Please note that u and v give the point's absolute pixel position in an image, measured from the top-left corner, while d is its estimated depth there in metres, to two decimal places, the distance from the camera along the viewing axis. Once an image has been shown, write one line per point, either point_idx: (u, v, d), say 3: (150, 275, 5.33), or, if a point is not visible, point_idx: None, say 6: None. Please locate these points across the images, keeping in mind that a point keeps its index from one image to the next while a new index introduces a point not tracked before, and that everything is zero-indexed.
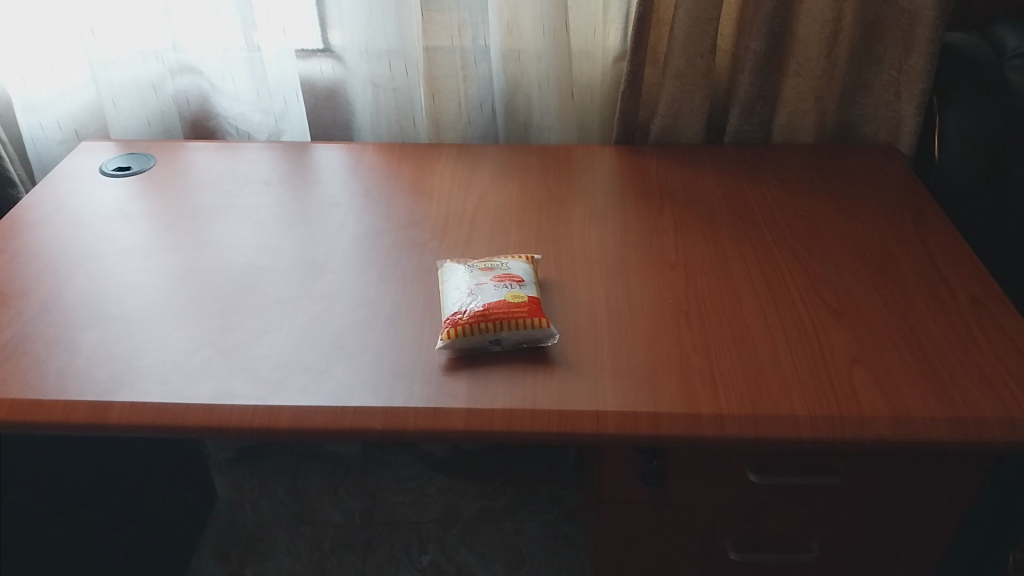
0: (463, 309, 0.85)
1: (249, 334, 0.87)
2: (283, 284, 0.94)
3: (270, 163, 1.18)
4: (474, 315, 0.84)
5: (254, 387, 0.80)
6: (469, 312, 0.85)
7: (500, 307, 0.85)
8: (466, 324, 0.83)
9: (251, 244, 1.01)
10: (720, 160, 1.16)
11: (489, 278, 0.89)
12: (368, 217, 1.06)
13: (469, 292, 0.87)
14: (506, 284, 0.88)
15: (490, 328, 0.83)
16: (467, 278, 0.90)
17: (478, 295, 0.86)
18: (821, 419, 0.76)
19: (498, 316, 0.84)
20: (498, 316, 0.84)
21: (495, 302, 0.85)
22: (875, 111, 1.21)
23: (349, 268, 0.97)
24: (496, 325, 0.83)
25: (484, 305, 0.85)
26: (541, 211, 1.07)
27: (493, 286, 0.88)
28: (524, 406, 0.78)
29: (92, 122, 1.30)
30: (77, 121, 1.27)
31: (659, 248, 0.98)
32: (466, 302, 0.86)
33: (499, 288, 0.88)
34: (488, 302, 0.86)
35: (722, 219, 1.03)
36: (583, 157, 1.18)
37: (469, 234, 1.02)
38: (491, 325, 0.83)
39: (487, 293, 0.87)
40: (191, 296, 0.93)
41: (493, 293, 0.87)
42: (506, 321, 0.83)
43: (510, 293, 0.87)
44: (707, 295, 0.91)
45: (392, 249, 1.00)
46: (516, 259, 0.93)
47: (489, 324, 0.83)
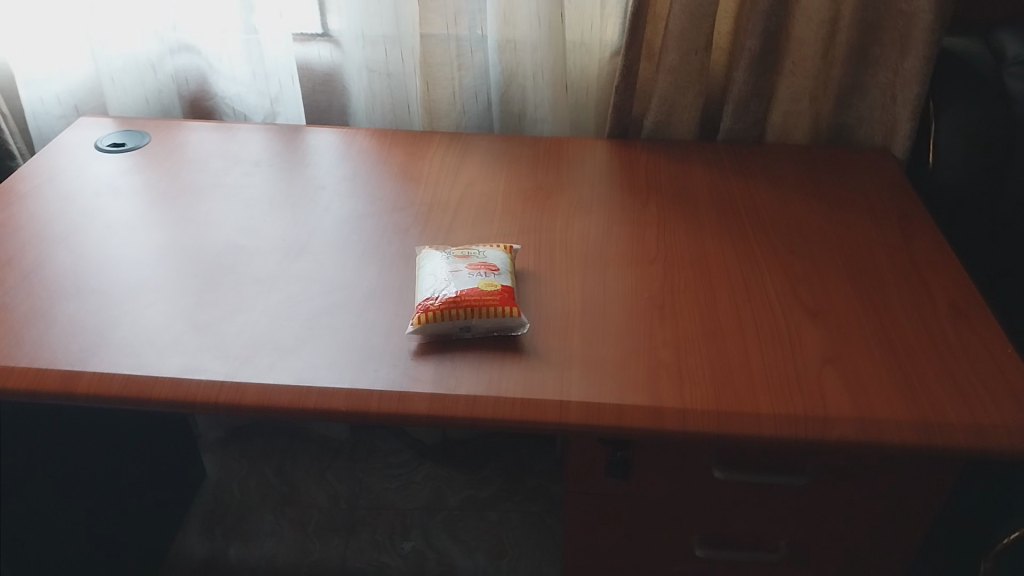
0: (436, 295, 0.85)
1: (223, 311, 0.88)
2: (263, 264, 0.95)
3: (263, 144, 1.19)
4: (446, 301, 0.84)
5: (223, 364, 0.81)
6: (441, 298, 0.84)
7: (473, 293, 0.85)
8: (437, 310, 0.83)
9: (235, 222, 1.02)
10: (711, 157, 1.16)
11: (465, 265, 0.89)
12: (353, 201, 1.06)
13: (444, 278, 0.87)
14: (481, 272, 0.88)
15: (461, 315, 0.83)
16: (443, 264, 0.89)
17: (452, 281, 0.86)
18: (786, 418, 0.76)
19: (469, 303, 0.84)
20: (470, 303, 0.84)
21: (468, 289, 0.85)
22: (870, 114, 1.19)
23: (329, 250, 0.97)
24: (466, 312, 0.83)
25: (457, 291, 0.85)
26: (526, 201, 1.07)
27: (468, 272, 0.88)
28: (488, 394, 0.78)
29: (92, 99, 1.31)
30: (77, 96, 1.28)
31: (640, 241, 0.98)
32: (440, 288, 0.86)
33: (473, 275, 0.87)
34: (461, 289, 0.85)
35: (707, 215, 1.03)
36: (574, 150, 1.18)
37: (451, 222, 1.03)
38: (462, 312, 0.83)
39: (462, 279, 0.87)
40: (171, 271, 0.94)
41: (466, 279, 0.87)
42: (477, 308, 0.83)
43: (484, 280, 0.87)
44: (683, 290, 0.90)
45: (374, 233, 1.00)
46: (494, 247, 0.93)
47: (461, 311, 0.83)
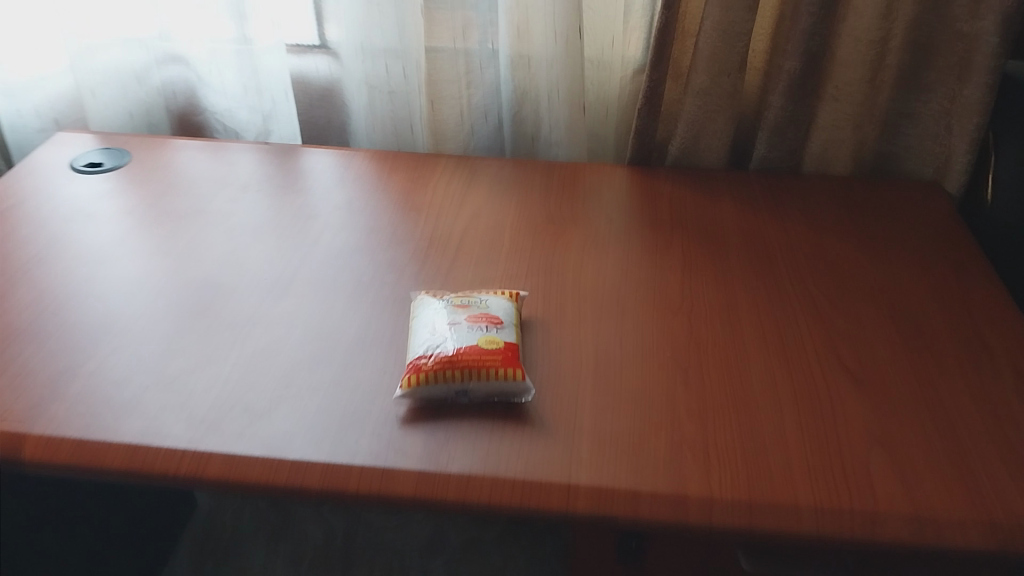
0: (429, 353, 0.75)
1: (191, 362, 0.78)
2: (242, 304, 0.85)
3: (254, 165, 1.09)
4: (440, 360, 0.74)
5: (184, 428, 0.72)
6: (435, 356, 0.74)
7: (473, 352, 0.74)
8: (429, 371, 0.73)
9: (215, 255, 0.93)
10: (741, 190, 1.05)
11: (465, 316, 0.79)
12: (346, 233, 0.97)
13: (438, 332, 0.77)
14: (482, 326, 0.77)
15: (455, 377, 0.73)
16: (440, 316, 0.79)
17: (448, 337, 0.76)
18: (829, 513, 0.65)
19: (467, 364, 0.73)
20: (466, 364, 0.73)
21: (466, 347, 0.75)
22: (920, 145, 1.08)
23: (317, 290, 0.87)
24: (463, 373, 0.73)
25: (453, 349, 0.75)
26: (536, 234, 0.96)
27: (466, 326, 0.77)
28: (484, 473, 0.68)
29: (72, 109, 1.21)
30: (58, 109, 1.20)
31: (662, 285, 0.88)
32: (433, 344, 0.76)
33: (472, 329, 0.77)
34: (458, 346, 0.75)
35: (738, 254, 0.92)
36: (592, 177, 1.08)
37: (452, 260, 0.92)
38: (457, 373, 0.73)
39: (459, 334, 0.76)
40: (140, 311, 0.84)
41: (464, 334, 0.76)
42: (475, 371, 0.73)
43: (484, 336, 0.76)
44: (710, 346, 0.80)
45: (366, 272, 0.90)
46: (498, 295, 0.83)
47: (455, 373, 0.73)
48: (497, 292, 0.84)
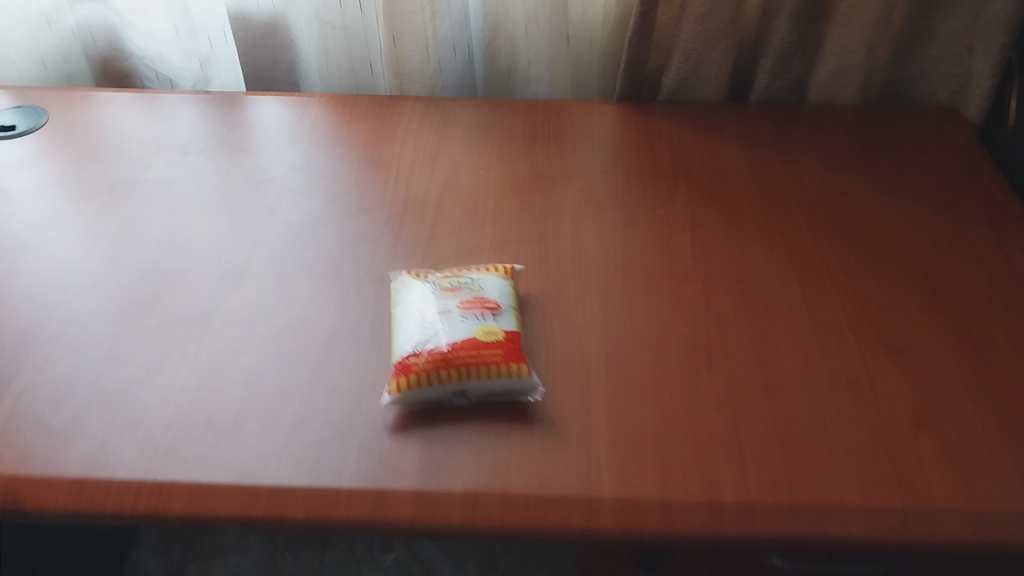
0: (418, 349, 0.65)
1: (140, 372, 0.67)
2: (193, 294, 0.74)
3: (194, 121, 0.96)
4: (432, 358, 0.64)
5: (139, 455, 0.61)
6: (426, 353, 0.65)
7: (469, 347, 0.65)
8: (421, 371, 0.64)
9: (157, 234, 0.80)
10: (745, 128, 0.95)
11: (456, 302, 0.69)
12: (306, 201, 0.85)
13: (427, 323, 0.67)
14: (477, 313, 0.68)
15: (452, 378, 0.63)
16: (427, 302, 0.69)
17: (439, 328, 0.66)
18: (883, 511, 0.58)
19: (464, 362, 0.64)
20: (464, 361, 0.64)
21: (460, 340, 0.65)
22: (935, 67, 0.98)
23: (279, 272, 0.76)
24: (460, 372, 0.64)
25: (446, 343, 0.65)
26: (523, 194, 0.86)
27: (459, 314, 0.68)
28: (492, 488, 0.59)
29: None
30: None
31: (671, 249, 0.79)
32: (424, 339, 0.66)
33: (466, 317, 0.67)
34: (452, 340, 0.65)
35: (750, 209, 0.83)
36: (577, 118, 0.97)
37: (432, 226, 0.82)
38: (454, 374, 0.63)
39: (451, 325, 0.67)
40: (74, 309, 0.72)
41: (457, 326, 0.67)
42: (474, 369, 0.64)
43: (480, 326, 0.67)
44: (732, 321, 0.71)
45: (334, 246, 0.79)
46: (490, 271, 0.73)
47: (452, 373, 0.64)
48: (488, 267, 0.74)
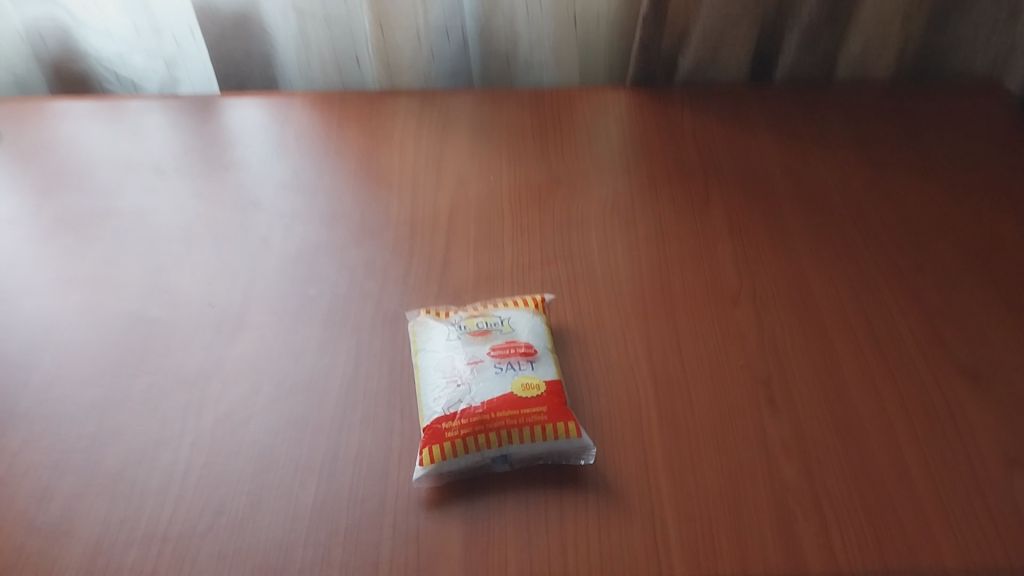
0: (451, 410, 0.58)
1: (135, 449, 0.60)
2: (186, 349, 0.66)
3: (167, 138, 0.87)
4: (468, 421, 0.57)
5: (144, 555, 0.54)
6: (459, 415, 0.58)
7: (508, 406, 0.58)
8: (457, 438, 0.57)
9: (138, 276, 0.72)
10: (776, 117, 0.88)
11: (486, 350, 0.61)
12: (302, 225, 0.77)
13: (458, 378, 0.60)
14: (510, 364, 0.61)
15: (492, 443, 0.57)
16: (454, 351, 0.62)
17: (471, 383, 0.59)
18: (984, 571, 0.52)
19: (504, 425, 0.57)
20: (503, 422, 0.57)
21: (497, 397, 0.58)
22: (974, 35, 0.91)
23: (281, 316, 0.68)
24: (500, 437, 0.57)
25: (482, 402, 0.58)
26: (540, 205, 0.79)
27: (492, 365, 0.60)
28: (549, 570, 0.53)
29: None
30: None
31: (713, 267, 0.73)
32: (455, 397, 0.59)
33: (500, 368, 0.60)
34: (487, 398, 0.58)
35: (794, 217, 0.77)
36: (587, 114, 0.90)
37: (445, 249, 0.75)
38: (494, 439, 0.57)
39: (485, 379, 0.59)
40: (52, 373, 0.64)
41: (493, 380, 0.59)
42: (516, 431, 0.57)
43: (517, 377, 0.60)
44: (790, 350, 0.66)
45: (339, 280, 0.71)
46: (518, 307, 0.66)
47: (491, 437, 0.57)
48: (515, 301, 0.67)
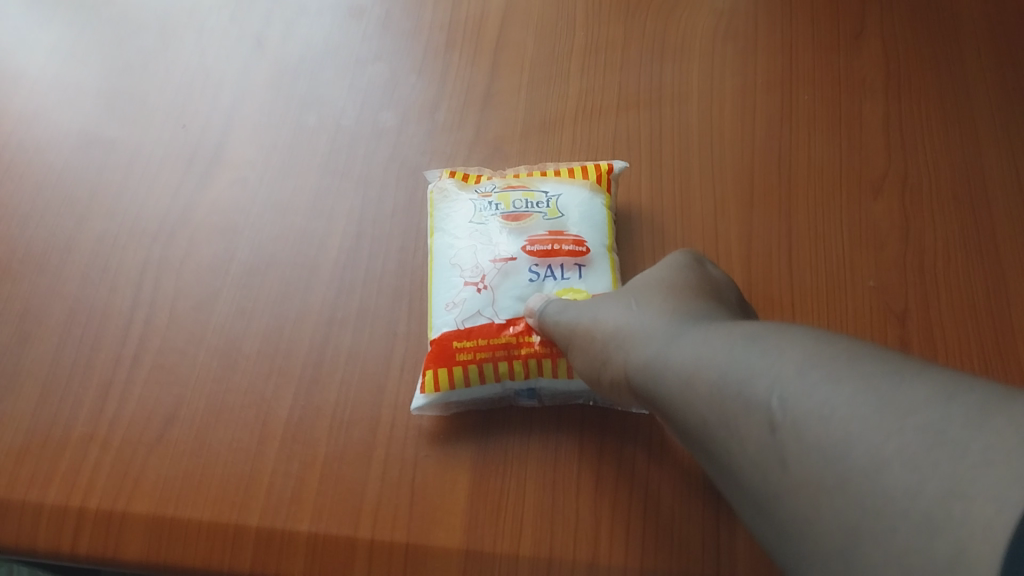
0: (466, 325, 0.45)
1: (78, 322, 0.48)
2: (149, 191, 0.53)
3: None
4: (488, 343, 0.44)
5: (78, 464, 0.44)
6: (478, 333, 0.45)
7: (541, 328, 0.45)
8: (471, 363, 0.44)
9: (97, 80, 0.57)
10: None
11: (521, 245, 0.47)
12: (308, 20, 0.59)
13: (479, 282, 0.46)
14: (551, 270, 0.46)
15: (516, 374, 0.44)
16: (480, 242, 0.47)
17: (496, 291, 0.46)
18: None
19: (534, 354, 0.44)
20: (534, 350, 0.44)
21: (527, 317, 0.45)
22: None
23: (271, 155, 0.54)
24: (527, 368, 0.44)
25: (507, 320, 0.45)
26: (628, 16, 0.59)
27: (527, 267, 0.46)
28: (577, 549, 0.40)
29: None
30: None
31: (853, 128, 0.53)
32: (473, 309, 0.45)
33: (534, 276, 0.46)
34: (515, 316, 0.45)
35: (978, 62, 0.56)
36: None
37: (490, 73, 0.56)
38: (519, 371, 0.44)
39: (514, 288, 0.46)
40: None
41: (524, 289, 0.46)
42: (550, 362, 0.44)
43: (557, 290, 0.46)
44: (943, 253, 0.48)
45: (348, 108, 0.55)
46: (573, 178, 0.49)
47: (516, 366, 0.44)
48: (569, 167, 0.50)
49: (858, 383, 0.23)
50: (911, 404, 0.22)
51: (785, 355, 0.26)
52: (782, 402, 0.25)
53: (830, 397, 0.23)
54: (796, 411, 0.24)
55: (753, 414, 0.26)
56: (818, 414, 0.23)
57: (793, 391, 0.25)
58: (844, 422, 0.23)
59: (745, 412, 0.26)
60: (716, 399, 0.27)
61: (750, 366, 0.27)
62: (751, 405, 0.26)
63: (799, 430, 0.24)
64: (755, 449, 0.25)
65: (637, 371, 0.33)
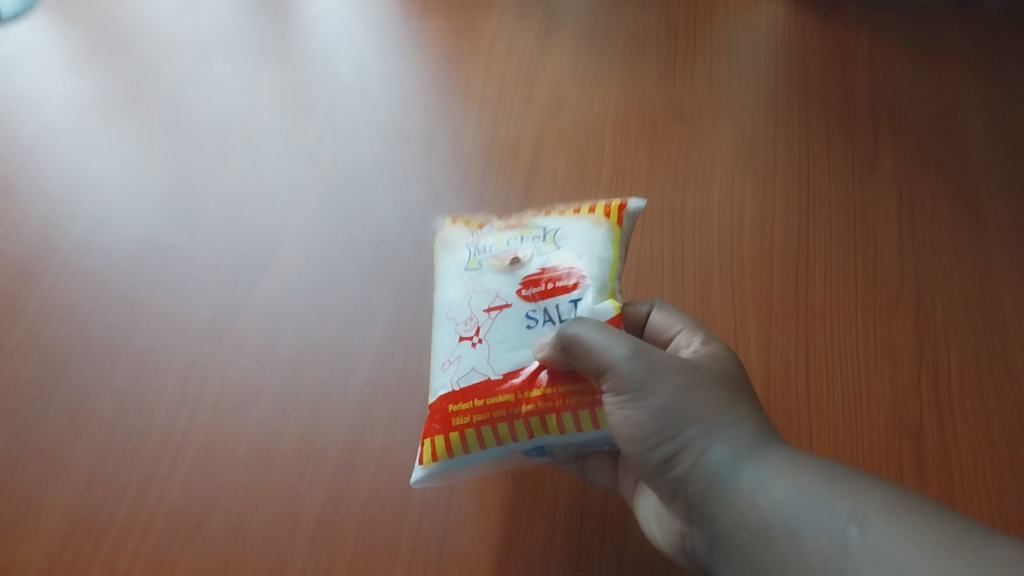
0: (462, 386, 0.43)
1: (128, 414, 0.51)
2: (202, 292, 0.56)
3: (228, 18, 0.75)
4: (484, 403, 0.42)
5: (117, 549, 0.46)
6: (475, 393, 0.42)
7: (542, 382, 0.42)
8: (471, 428, 0.42)
9: (162, 190, 0.62)
10: (982, 52, 0.68)
11: (511, 285, 0.45)
12: (358, 142, 0.65)
13: (474, 334, 0.44)
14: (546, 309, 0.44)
15: (516, 434, 0.42)
16: (473, 286, 0.46)
17: (490, 342, 0.44)
18: None
19: (538, 411, 0.41)
20: (536, 408, 0.41)
21: (527, 370, 0.42)
22: None
23: (318, 264, 0.57)
24: (533, 425, 0.41)
25: (502, 374, 0.43)
26: (652, 143, 0.63)
27: (523, 310, 0.44)
28: None
29: None
30: None
31: (869, 245, 0.56)
32: (465, 364, 0.43)
33: (532, 322, 0.44)
34: (512, 369, 0.43)
35: (984, 186, 0.60)
36: (726, 23, 0.72)
37: (524, 193, 0.60)
38: (525, 429, 0.41)
39: (509, 335, 0.43)
40: (49, 303, 0.56)
41: (522, 337, 0.43)
42: (554, 418, 0.41)
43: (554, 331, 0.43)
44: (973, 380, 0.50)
45: (391, 222, 0.59)
46: (575, 215, 0.47)
47: (518, 427, 0.41)
48: (579, 208, 0.48)
49: (931, 527, 0.27)
50: (981, 546, 0.25)
51: (854, 488, 0.29)
52: (856, 524, 0.28)
53: (902, 528, 0.27)
54: (868, 537, 0.27)
55: (822, 528, 0.29)
56: (893, 542, 0.27)
57: (865, 518, 0.28)
58: (917, 554, 0.26)
59: (813, 525, 0.29)
60: (778, 512, 0.30)
61: (815, 489, 0.30)
62: (816, 517, 0.29)
63: (872, 552, 0.27)
64: (817, 556, 0.28)
65: (697, 470, 0.34)
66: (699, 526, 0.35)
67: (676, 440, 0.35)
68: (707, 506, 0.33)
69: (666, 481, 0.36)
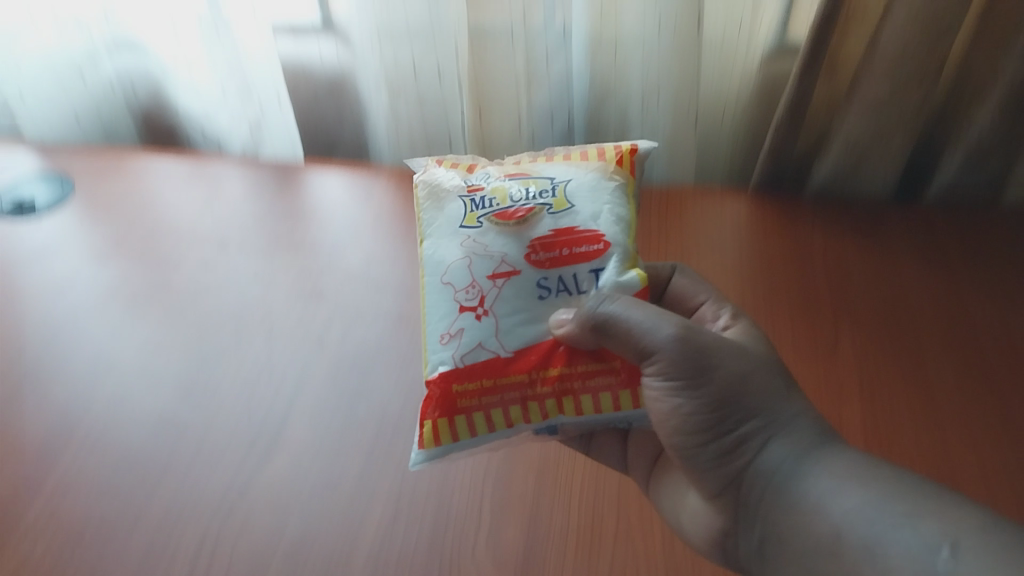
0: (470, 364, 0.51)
1: None
2: (213, 467, 0.60)
3: (245, 209, 0.83)
4: (500, 384, 0.51)
5: None
6: (489, 372, 0.51)
7: (556, 366, 0.51)
8: (488, 406, 0.51)
9: (178, 370, 0.67)
10: (922, 239, 0.77)
11: (509, 257, 0.52)
12: (363, 326, 0.70)
13: (477, 306, 0.52)
14: (551, 285, 0.52)
15: (531, 412, 0.51)
16: (477, 253, 0.53)
17: (496, 319, 0.52)
18: None
19: (552, 393, 0.51)
20: (550, 391, 0.51)
21: (536, 353, 0.51)
22: None
23: (323, 440, 0.61)
24: (547, 405, 0.51)
25: (512, 354, 0.51)
26: None
27: (532, 279, 0.52)
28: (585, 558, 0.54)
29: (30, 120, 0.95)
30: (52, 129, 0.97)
31: (838, 406, 0.62)
32: (468, 337, 0.51)
33: (544, 293, 0.52)
34: (522, 350, 0.51)
35: (928, 325, 0.69)
36: (698, 215, 0.81)
37: None
38: (540, 408, 0.51)
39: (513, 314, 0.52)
40: (68, 478, 0.59)
41: (531, 309, 0.52)
42: (566, 401, 0.51)
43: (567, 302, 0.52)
44: (956, 484, 0.57)
45: (393, 400, 0.64)
46: (576, 168, 0.56)
47: (532, 409, 0.51)
48: (582, 159, 0.57)
49: (1001, 552, 0.37)
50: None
51: (928, 510, 0.40)
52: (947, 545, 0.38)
53: (984, 557, 0.37)
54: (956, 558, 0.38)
55: (908, 543, 0.39)
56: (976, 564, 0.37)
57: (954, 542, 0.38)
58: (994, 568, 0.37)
59: (893, 537, 0.40)
60: (847, 516, 0.42)
61: (890, 507, 0.41)
62: (890, 537, 0.40)
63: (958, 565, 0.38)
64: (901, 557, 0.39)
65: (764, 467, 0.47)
66: (755, 516, 0.47)
67: (734, 435, 0.48)
68: (781, 501, 0.45)
69: (721, 463, 0.49)
